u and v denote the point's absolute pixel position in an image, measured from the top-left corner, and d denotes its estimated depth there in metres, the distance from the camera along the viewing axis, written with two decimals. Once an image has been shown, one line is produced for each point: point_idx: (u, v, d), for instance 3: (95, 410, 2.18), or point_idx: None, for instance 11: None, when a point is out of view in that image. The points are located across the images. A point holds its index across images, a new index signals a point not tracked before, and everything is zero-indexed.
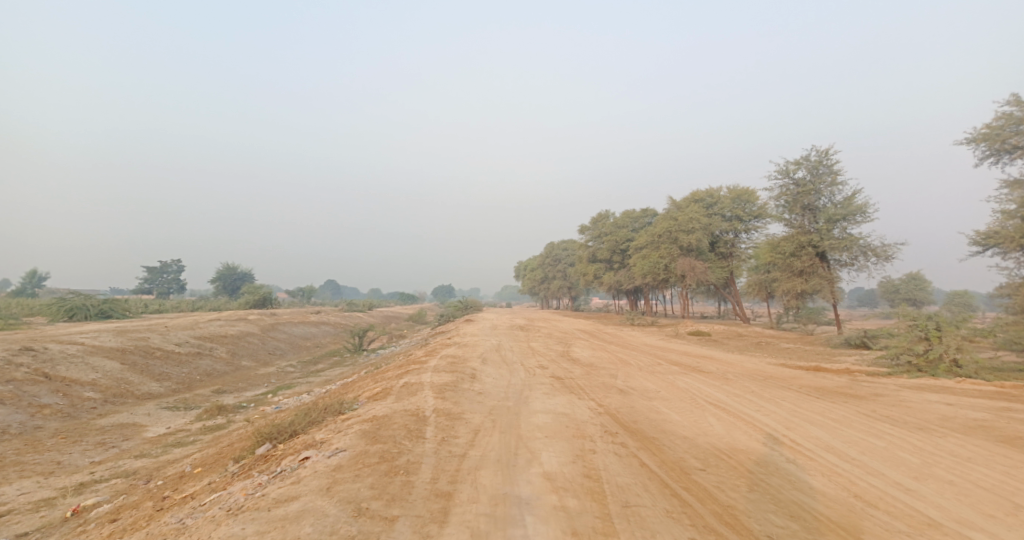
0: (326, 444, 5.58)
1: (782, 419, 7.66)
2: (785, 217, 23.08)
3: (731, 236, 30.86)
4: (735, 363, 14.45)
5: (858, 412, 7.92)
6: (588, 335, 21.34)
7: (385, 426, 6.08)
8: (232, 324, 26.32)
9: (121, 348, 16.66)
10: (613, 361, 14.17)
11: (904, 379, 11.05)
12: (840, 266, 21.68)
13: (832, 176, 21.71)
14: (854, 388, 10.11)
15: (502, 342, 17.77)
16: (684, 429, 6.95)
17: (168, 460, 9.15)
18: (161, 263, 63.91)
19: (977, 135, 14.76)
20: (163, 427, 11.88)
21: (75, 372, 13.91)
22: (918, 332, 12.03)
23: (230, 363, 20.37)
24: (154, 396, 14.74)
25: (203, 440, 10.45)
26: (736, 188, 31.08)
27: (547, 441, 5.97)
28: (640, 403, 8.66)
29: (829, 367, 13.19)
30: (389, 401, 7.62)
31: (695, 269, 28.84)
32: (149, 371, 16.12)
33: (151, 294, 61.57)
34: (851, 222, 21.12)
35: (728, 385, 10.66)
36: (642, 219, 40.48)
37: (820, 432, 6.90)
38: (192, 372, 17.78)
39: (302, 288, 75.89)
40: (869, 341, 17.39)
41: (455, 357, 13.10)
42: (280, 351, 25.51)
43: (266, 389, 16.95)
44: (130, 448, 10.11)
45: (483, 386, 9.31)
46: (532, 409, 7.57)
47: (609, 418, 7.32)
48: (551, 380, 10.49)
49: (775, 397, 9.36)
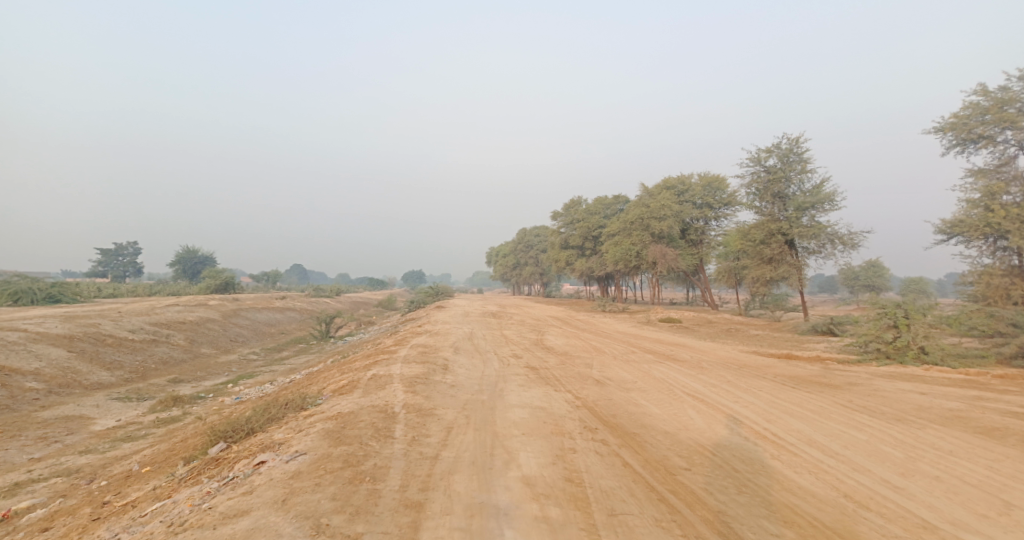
0: (286, 445, 5.08)
1: (761, 410, 7.59)
2: (755, 205, 23.29)
3: (702, 224, 31.08)
4: (708, 351, 14.51)
5: (834, 403, 7.94)
6: (562, 323, 21.14)
7: (350, 425, 5.62)
8: (191, 309, 25.05)
9: (68, 335, 15.50)
10: (588, 349, 13.98)
11: (875, 367, 11.26)
12: (807, 253, 22.05)
13: (802, 164, 21.98)
14: (828, 377, 10.20)
15: (475, 329, 17.40)
16: (665, 424, 6.76)
17: (116, 456, 8.37)
18: (115, 244, 60.60)
19: (944, 125, 15.07)
20: (113, 419, 11.02)
21: (15, 361, 12.80)
22: (887, 320, 12.29)
23: (189, 350, 19.33)
24: (105, 386, 13.76)
25: (156, 434, 9.71)
26: (707, 175, 31.38)
27: (526, 439, 5.67)
28: (618, 395, 8.45)
29: (800, 354, 13.36)
30: (355, 396, 7.13)
31: (666, 256, 29.01)
32: (99, 359, 15.06)
33: (106, 277, 58.35)
34: (819, 211, 21.48)
35: (704, 374, 10.60)
36: (614, 206, 40.56)
37: (801, 425, 6.84)
38: (147, 359, 16.75)
39: (266, 272, 73.39)
40: (835, 328, 17.79)
41: (427, 346, 12.66)
42: (243, 338, 24.45)
43: (228, 378, 16.15)
44: (75, 443, 9.29)
45: (455, 378, 8.92)
46: (507, 403, 7.25)
47: (588, 412, 7.06)
48: (526, 371, 10.18)
49: (751, 387, 9.31)
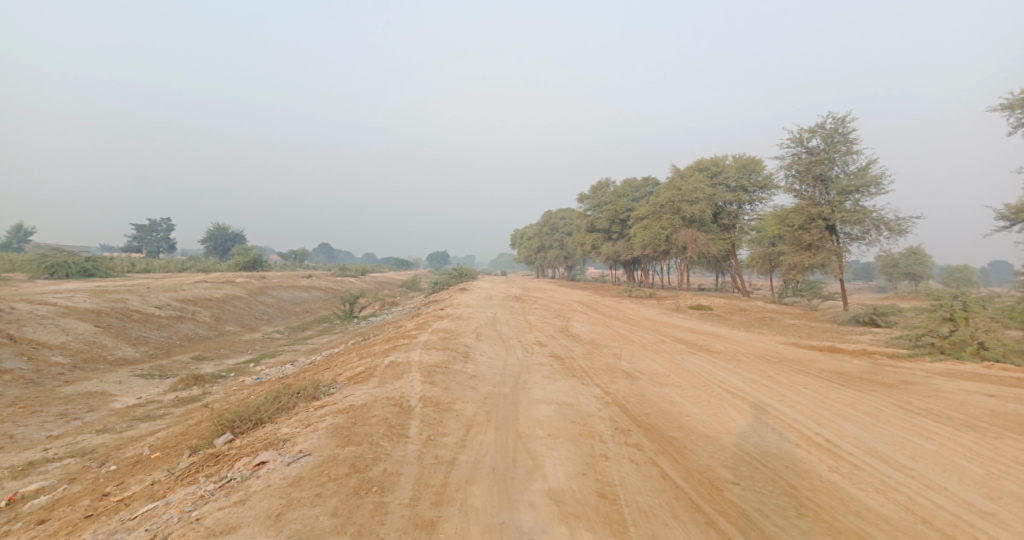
0: (291, 442, 4.68)
1: (811, 412, 6.85)
2: (795, 189, 21.94)
3: (734, 208, 29.71)
4: (743, 342, 13.62)
5: (891, 405, 7.13)
6: (587, 308, 20.47)
7: (361, 421, 5.18)
8: (219, 286, 25.30)
9: (96, 310, 15.65)
10: (615, 338, 13.28)
11: (928, 364, 10.28)
12: (849, 240, 20.65)
13: (848, 145, 20.48)
14: (879, 374, 9.32)
15: (498, 314, 16.93)
16: (704, 426, 6.11)
17: (132, 437, 8.21)
18: (150, 221, 62.17)
19: (1013, 100, 13.57)
20: (134, 397, 10.99)
21: (44, 335, 12.94)
22: (943, 313, 11.22)
23: (214, 327, 19.46)
24: (129, 362, 13.85)
25: (174, 414, 9.57)
26: (742, 157, 29.87)
27: (552, 442, 5.15)
28: (649, 390, 7.81)
29: (844, 348, 12.37)
30: (369, 386, 6.70)
31: (697, 241, 27.84)
32: (125, 335, 15.19)
33: (141, 252, 60.23)
34: (864, 195, 19.98)
35: (741, 368, 9.85)
36: (643, 188, 39.30)
37: (856, 430, 6.10)
38: (172, 336, 16.88)
39: (295, 251, 74.61)
40: (878, 319, 16.61)
41: (448, 331, 12.18)
42: (268, 316, 24.60)
43: (250, 357, 16.15)
44: (94, 421, 9.23)
45: (476, 367, 8.44)
46: (531, 398, 6.72)
47: (619, 411, 6.47)
48: (551, 361, 9.60)
49: (796, 384, 8.51)
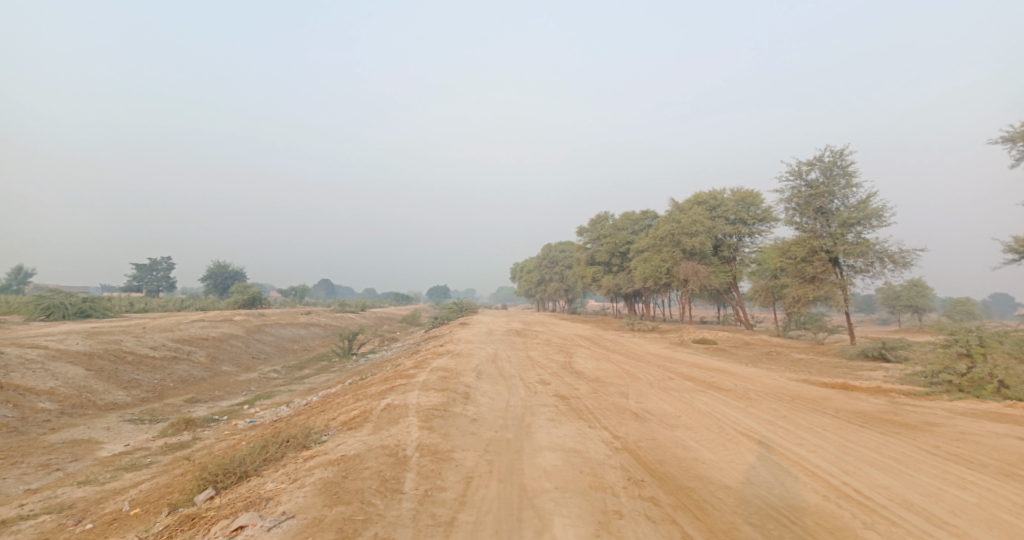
0: (274, 501, 4.29)
1: (834, 456, 6.42)
2: (795, 221, 21.83)
3: (734, 240, 29.61)
4: (753, 378, 13.11)
5: (919, 449, 6.68)
6: (590, 343, 20.03)
7: (353, 474, 4.80)
8: (216, 325, 24.92)
9: (88, 352, 15.24)
10: (620, 375, 12.78)
11: (948, 403, 9.82)
12: (853, 273, 20.36)
13: (847, 178, 20.49)
14: (899, 414, 8.87)
15: (499, 350, 16.51)
16: (723, 475, 5.69)
17: (115, 489, 7.72)
18: (150, 259, 62.22)
19: (1013, 134, 13.59)
20: (121, 444, 10.50)
21: (31, 380, 12.50)
22: (959, 348, 10.89)
23: (209, 368, 18.94)
24: (119, 406, 13.35)
25: (161, 463, 9.07)
26: (740, 190, 30.02)
27: (560, 497, 4.73)
28: (661, 433, 7.38)
29: (857, 384, 11.92)
30: (364, 433, 6.29)
31: (698, 274, 27.60)
32: (117, 378, 14.72)
33: (140, 291, 60.02)
34: (865, 227, 19.81)
35: (754, 407, 9.41)
36: (642, 221, 39.41)
37: (885, 478, 5.65)
38: (166, 378, 16.39)
39: (295, 287, 74.52)
40: (887, 353, 16.10)
41: (447, 370, 11.72)
42: (265, 355, 24.12)
43: (245, 399, 15.64)
44: (76, 472, 8.73)
45: (477, 410, 8.03)
46: (536, 444, 6.31)
47: (629, 458, 6.06)
48: (555, 402, 9.13)
49: (813, 425, 8.07)
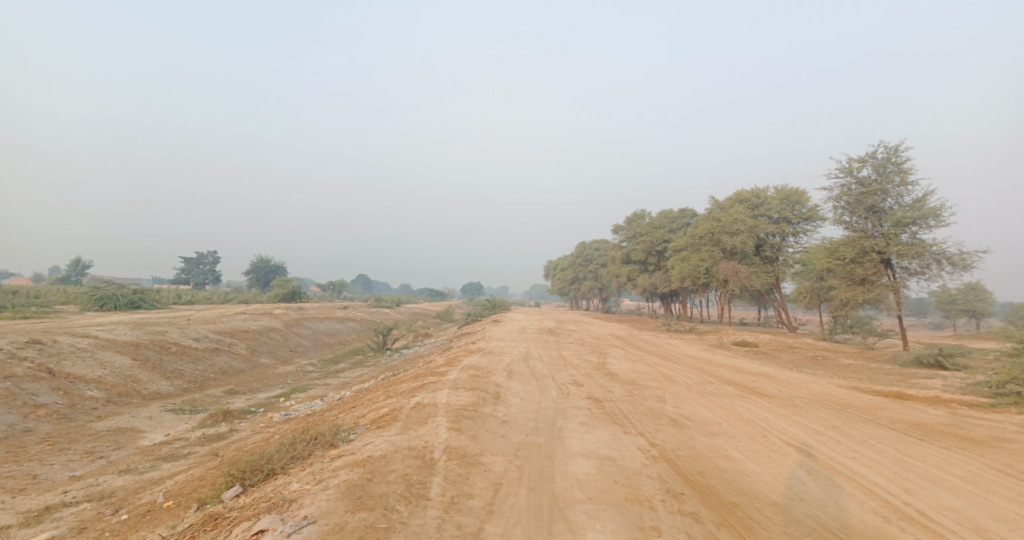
0: (297, 504, 4.22)
1: (893, 472, 5.87)
2: (844, 220, 20.58)
3: (778, 240, 28.28)
4: (797, 384, 12.38)
5: (992, 468, 6.02)
6: (624, 343, 19.52)
7: (378, 477, 4.68)
8: (256, 318, 25.68)
9: (135, 343, 15.90)
10: (656, 378, 12.29)
11: (1019, 416, 8.92)
12: (907, 275, 18.99)
13: (902, 175, 19.15)
14: (964, 427, 8.11)
15: (531, 349, 16.28)
16: (769, 489, 5.26)
17: (152, 479, 7.91)
18: (198, 254, 65.15)
19: None
20: (161, 434, 10.84)
21: (81, 368, 13.10)
22: None
23: (248, 360, 19.49)
24: (162, 396, 13.84)
25: (198, 454, 9.27)
26: (785, 188, 28.64)
27: (593, 510, 4.44)
28: (701, 441, 6.97)
29: (913, 394, 11.05)
30: (391, 433, 6.17)
31: (739, 274, 26.56)
32: (161, 369, 15.28)
33: (188, 284, 62.91)
34: (922, 227, 18.44)
35: (801, 416, 8.82)
36: (680, 219, 38.26)
37: (952, 499, 5.08)
38: (207, 369, 16.94)
39: (334, 281, 76.60)
40: (944, 361, 14.96)
41: (478, 369, 11.54)
42: (302, 348, 24.71)
43: (281, 391, 15.96)
44: (118, 460, 9.03)
45: (507, 411, 7.81)
46: (568, 450, 6.02)
47: (667, 467, 5.70)
48: (588, 404, 8.82)
49: (868, 437, 7.44)
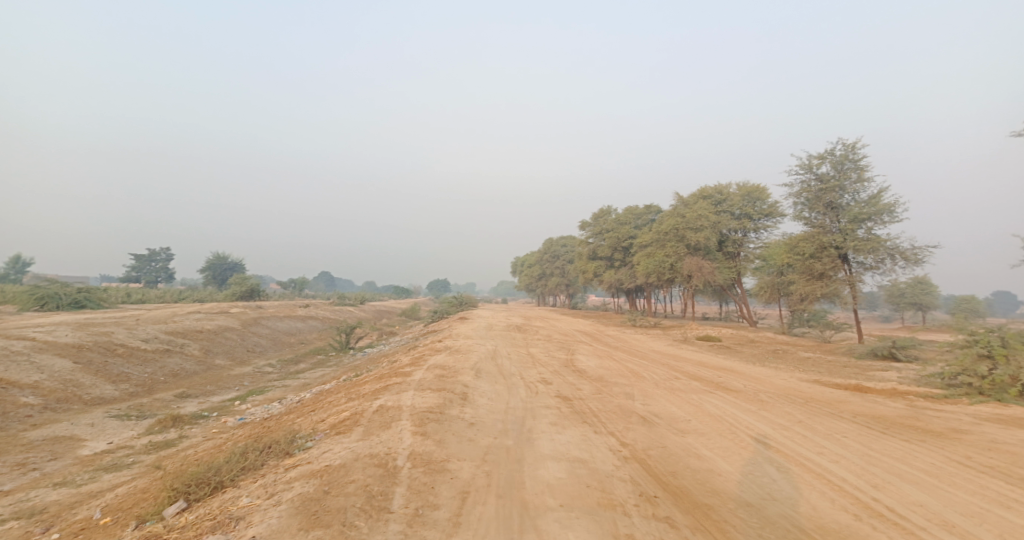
0: (245, 523, 3.87)
1: (860, 467, 5.91)
2: (804, 216, 21.24)
3: (739, 236, 28.99)
4: (761, 378, 12.56)
5: (952, 460, 6.17)
6: (592, 339, 19.52)
7: (336, 489, 4.35)
8: (211, 317, 24.42)
9: (77, 345, 14.78)
10: (624, 374, 12.26)
11: (970, 406, 9.27)
12: (863, 269, 19.77)
13: (858, 173, 19.89)
14: (920, 419, 8.36)
15: (499, 346, 16.03)
16: (742, 489, 5.20)
17: (92, 492, 7.25)
18: (150, 250, 61.81)
19: None
20: (104, 442, 10.03)
21: (15, 373, 12.03)
22: (980, 350, 10.20)
23: (202, 361, 18.49)
24: (106, 401, 12.90)
25: (144, 463, 8.60)
26: (746, 185, 29.41)
27: (566, 517, 4.25)
28: (671, 440, 6.90)
29: (871, 386, 11.37)
30: (351, 440, 5.80)
31: (702, 269, 27.06)
32: (105, 372, 14.25)
33: (140, 282, 59.66)
34: (877, 223, 19.23)
35: (767, 411, 8.91)
36: (645, 216, 38.74)
37: (919, 494, 5.14)
38: (157, 372, 15.92)
39: (294, 279, 74.07)
40: (898, 353, 15.56)
41: (445, 368, 11.21)
42: (261, 348, 23.68)
43: (237, 394, 15.15)
44: (53, 472, 8.27)
45: (475, 412, 7.54)
46: (538, 453, 5.82)
47: (640, 469, 5.57)
48: (558, 403, 8.64)
49: (833, 431, 7.55)
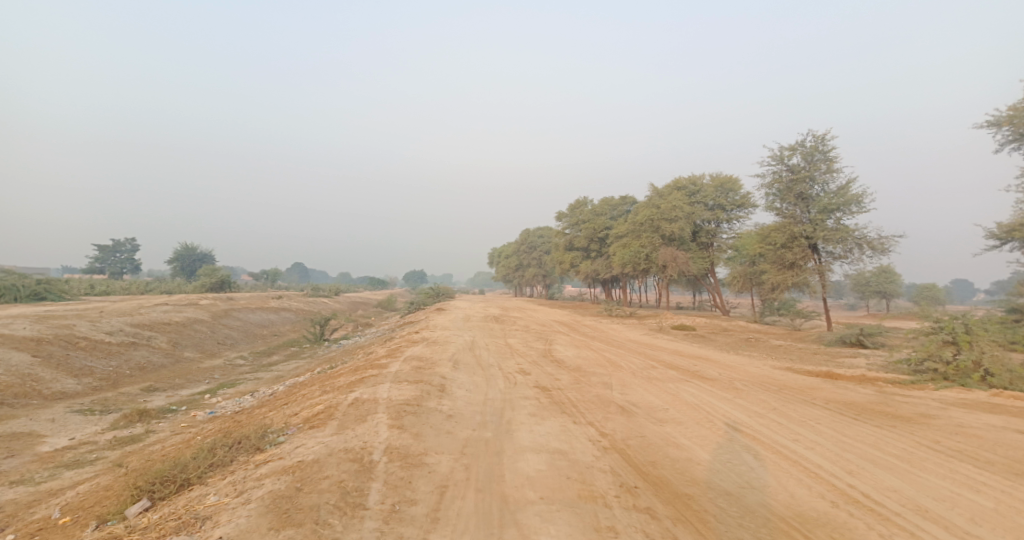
0: (211, 523, 3.68)
1: (834, 454, 6.02)
2: (775, 207, 21.61)
3: (712, 226, 29.35)
4: (735, 366, 12.76)
5: (920, 445, 6.35)
6: (569, 329, 19.55)
7: (309, 486, 4.18)
8: (179, 309, 23.60)
9: (36, 338, 14.06)
10: (602, 364, 12.30)
11: (936, 392, 9.57)
12: (832, 259, 20.29)
13: (828, 164, 20.31)
14: (889, 405, 8.59)
15: (477, 337, 15.89)
16: (722, 478, 5.22)
17: (51, 490, 6.89)
18: (113, 241, 59.43)
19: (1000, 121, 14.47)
20: (64, 438, 9.56)
21: None
22: (945, 336, 10.56)
23: (170, 354, 17.85)
24: (68, 396, 12.32)
25: (108, 460, 8.21)
26: (719, 176, 29.82)
27: (547, 511, 4.18)
28: (650, 429, 6.91)
29: (841, 373, 11.66)
30: (325, 434, 5.61)
31: (677, 260, 27.36)
32: (66, 365, 13.61)
33: (103, 274, 57.34)
34: (846, 213, 19.71)
35: (742, 398, 9.04)
36: (620, 207, 38.95)
37: (892, 479, 5.25)
38: (122, 365, 15.30)
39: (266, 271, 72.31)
40: (865, 340, 16.04)
41: (422, 360, 11.04)
42: (232, 340, 23.02)
43: (207, 387, 14.68)
44: (8, 470, 7.82)
45: (453, 404, 7.41)
46: (517, 445, 5.74)
47: (620, 459, 5.54)
48: (536, 394, 8.58)
49: (806, 418, 7.69)
